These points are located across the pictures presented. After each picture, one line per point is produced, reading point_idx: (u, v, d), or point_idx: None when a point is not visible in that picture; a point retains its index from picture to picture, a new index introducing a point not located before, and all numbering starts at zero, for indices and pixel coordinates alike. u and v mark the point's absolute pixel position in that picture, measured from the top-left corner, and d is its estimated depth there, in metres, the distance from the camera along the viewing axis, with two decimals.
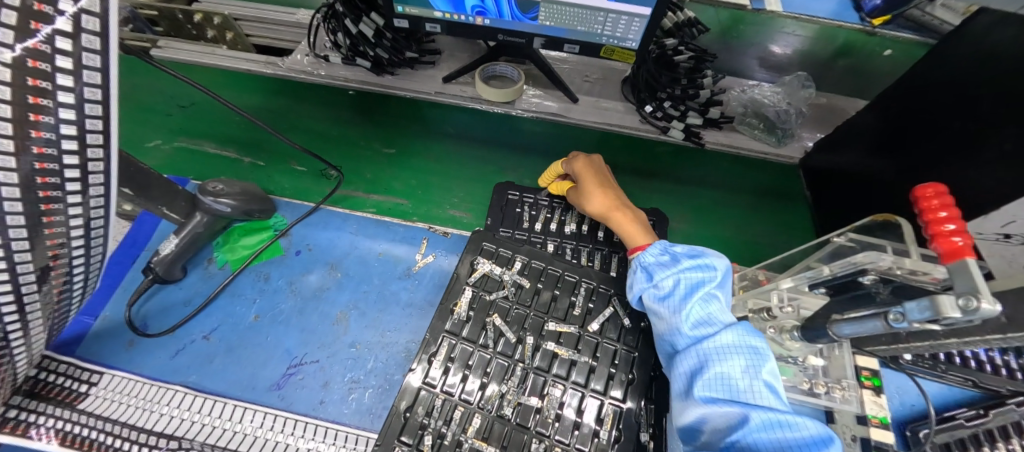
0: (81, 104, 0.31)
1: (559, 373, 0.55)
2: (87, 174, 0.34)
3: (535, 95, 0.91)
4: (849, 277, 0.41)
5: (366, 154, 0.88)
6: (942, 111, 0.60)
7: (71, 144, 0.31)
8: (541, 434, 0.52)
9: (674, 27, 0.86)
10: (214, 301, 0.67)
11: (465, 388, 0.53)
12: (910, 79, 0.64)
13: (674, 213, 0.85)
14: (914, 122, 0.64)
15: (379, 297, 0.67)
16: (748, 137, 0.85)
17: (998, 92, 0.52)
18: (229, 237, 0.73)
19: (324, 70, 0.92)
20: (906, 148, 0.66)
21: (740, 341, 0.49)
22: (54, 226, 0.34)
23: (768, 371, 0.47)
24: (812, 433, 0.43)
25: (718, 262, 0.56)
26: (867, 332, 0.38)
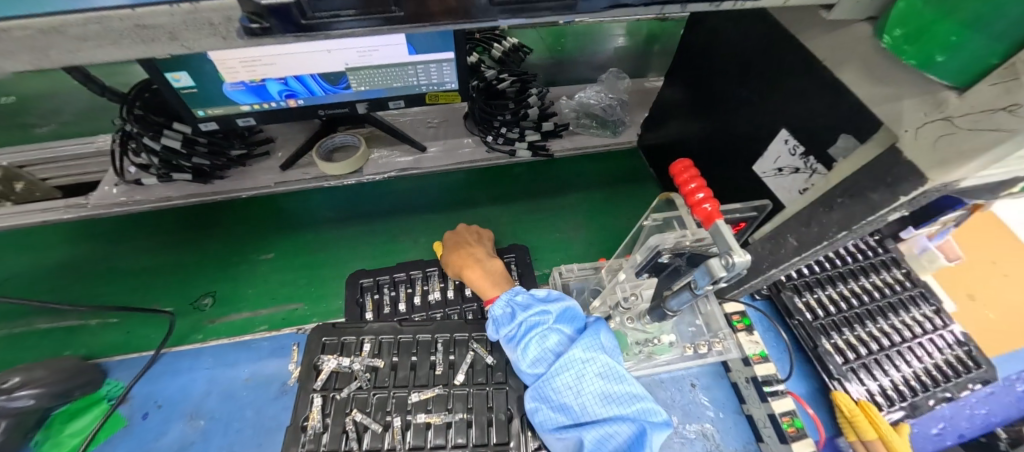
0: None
1: (438, 442, 0.52)
2: None
3: (383, 155, 0.90)
4: (655, 261, 0.44)
5: (244, 268, 0.78)
6: (711, 79, 0.69)
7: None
8: None
9: (503, 55, 0.95)
10: None
11: None
12: (687, 52, 0.73)
13: (548, 224, 0.88)
14: (699, 91, 0.73)
15: (257, 429, 0.60)
16: (588, 135, 0.94)
17: (733, 58, 0.62)
18: (48, 432, 0.59)
19: (142, 195, 0.82)
20: (698, 115, 0.75)
21: (576, 365, 0.49)
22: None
23: (598, 384, 0.48)
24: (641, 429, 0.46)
25: (557, 302, 0.55)
26: (688, 302, 0.41)
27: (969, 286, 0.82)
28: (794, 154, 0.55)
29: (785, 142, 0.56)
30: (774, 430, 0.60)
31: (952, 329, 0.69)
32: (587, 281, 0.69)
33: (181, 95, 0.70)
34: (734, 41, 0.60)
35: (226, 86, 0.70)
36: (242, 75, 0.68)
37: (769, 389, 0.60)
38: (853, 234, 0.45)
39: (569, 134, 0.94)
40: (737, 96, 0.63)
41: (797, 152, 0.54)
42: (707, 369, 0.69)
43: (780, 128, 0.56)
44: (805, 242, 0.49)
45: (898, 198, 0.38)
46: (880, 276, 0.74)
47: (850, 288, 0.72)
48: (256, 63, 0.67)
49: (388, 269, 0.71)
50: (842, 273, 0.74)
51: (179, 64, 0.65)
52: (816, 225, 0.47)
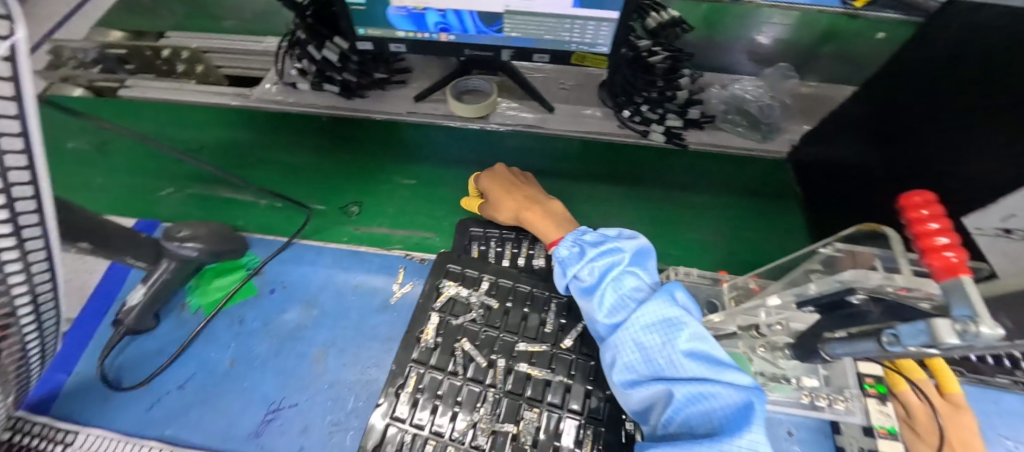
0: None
1: (534, 396, 0.53)
2: (27, 248, 0.29)
3: (510, 107, 0.89)
4: (835, 295, 0.38)
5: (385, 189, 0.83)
6: (924, 95, 0.58)
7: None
8: None
9: (658, 27, 0.82)
10: (188, 348, 0.65)
11: (443, 425, 0.51)
12: (901, 62, 0.62)
13: (668, 227, 0.80)
14: (901, 110, 0.62)
15: (357, 333, 0.65)
16: (731, 134, 0.83)
17: (980, 76, 0.50)
18: (202, 280, 0.70)
19: (294, 98, 0.90)
20: (890, 138, 0.64)
21: (660, 318, 0.50)
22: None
23: (690, 337, 0.48)
24: (741, 394, 0.44)
25: (631, 244, 0.57)
26: (864, 353, 0.35)
27: None
28: None
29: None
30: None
31: None
32: (700, 290, 0.63)
33: (349, 11, 0.73)
34: (994, 56, 0.49)
35: (391, 9, 0.72)
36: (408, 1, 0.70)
37: None
38: None
39: (712, 127, 0.84)
40: (970, 126, 0.52)
41: None
42: (810, 421, 0.61)
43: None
44: None
45: None
46: None
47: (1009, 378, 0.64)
48: None
49: (499, 225, 0.68)
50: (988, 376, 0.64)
51: None
52: None
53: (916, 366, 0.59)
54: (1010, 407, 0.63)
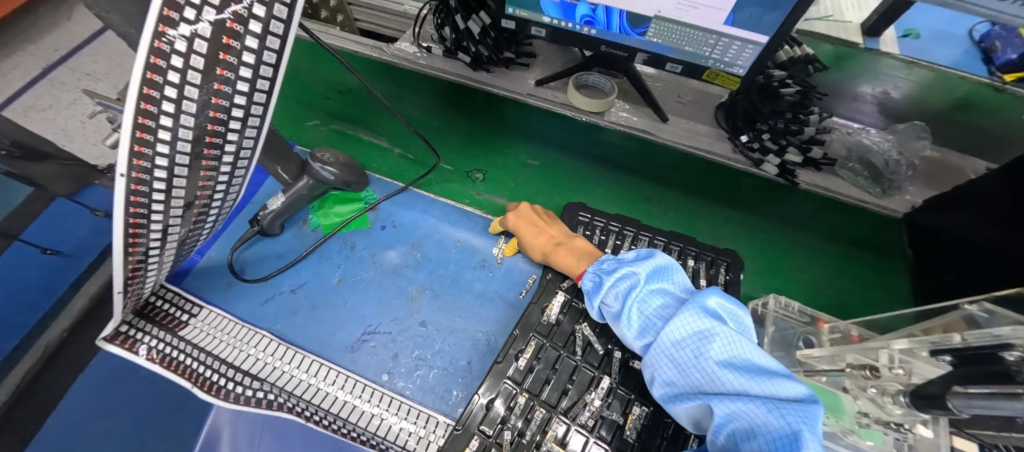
0: (261, 53, 0.37)
1: (642, 393, 0.53)
2: (253, 90, 0.40)
3: (624, 109, 0.91)
4: (986, 349, 0.38)
5: (512, 166, 0.96)
6: None
7: (243, 86, 0.38)
8: (602, 440, 0.50)
9: (789, 61, 0.78)
10: (304, 260, 0.72)
11: (547, 391, 0.53)
12: None
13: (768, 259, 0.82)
14: None
15: (453, 283, 0.69)
16: (847, 182, 0.80)
17: None
18: (324, 203, 0.77)
19: (426, 60, 0.96)
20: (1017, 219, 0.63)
21: (686, 335, 0.48)
22: (142, 159, 0.35)
23: (719, 351, 0.46)
24: (789, 409, 0.41)
25: (645, 261, 0.56)
26: (1004, 414, 0.34)
27: None
28: None
29: None
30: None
31: None
32: (789, 324, 0.63)
33: None
34: None
35: None
36: None
37: None
38: None
39: (828, 171, 0.83)
40: None
41: None
42: None
43: None
44: None
45: None
46: None
47: None
48: None
49: (606, 215, 0.70)
50: None
51: None
52: None
53: None
54: None
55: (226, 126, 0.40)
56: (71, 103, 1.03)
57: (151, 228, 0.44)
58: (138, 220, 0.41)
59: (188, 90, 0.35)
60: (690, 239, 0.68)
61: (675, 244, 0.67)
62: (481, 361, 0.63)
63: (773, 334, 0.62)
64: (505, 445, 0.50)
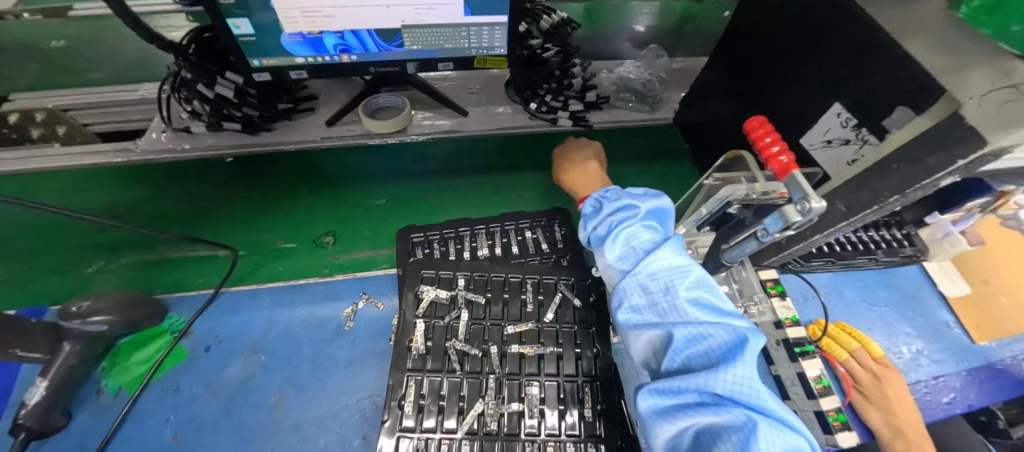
0: None
1: (532, 371, 0.56)
2: None
3: (425, 117, 0.92)
4: (720, 211, 0.46)
5: (360, 210, 0.82)
6: (753, 52, 0.72)
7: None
8: (511, 435, 0.52)
9: (551, 28, 0.89)
10: (118, 435, 0.57)
11: (445, 422, 0.51)
12: (736, 30, 0.74)
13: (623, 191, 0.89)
14: (750, 64, 0.73)
15: (315, 365, 0.62)
16: (626, 109, 0.94)
17: (788, 32, 0.63)
18: (116, 358, 0.62)
19: (190, 142, 0.83)
20: (741, 90, 0.77)
21: (667, 266, 0.49)
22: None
23: (700, 288, 0.47)
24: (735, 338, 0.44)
25: (651, 199, 0.55)
26: (749, 251, 0.45)
27: (985, 274, 0.86)
28: (846, 125, 0.57)
29: (837, 115, 0.58)
30: (816, 421, 0.62)
31: (902, 231, 0.85)
32: None
33: (239, 43, 0.70)
34: (798, 12, 0.60)
35: (285, 36, 0.71)
36: (301, 26, 0.69)
37: (799, 350, 0.65)
38: (901, 198, 0.48)
39: (609, 106, 0.95)
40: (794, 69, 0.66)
41: (849, 123, 0.56)
42: None
43: (834, 103, 0.58)
44: (852, 208, 0.53)
45: (954, 162, 0.40)
46: (879, 232, 0.84)
47: (868, 235, 0.84)
48: (318, 15, 0.68)
49: (438, 226, 0.69)
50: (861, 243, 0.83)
51: (241, 11, 0.65)
52: (866, 191, 0.50)
53: (844, 336, 0.71)
54: (867, 281, 0.84)
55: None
56: None
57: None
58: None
59: None
60: (520, 214, 0.72)
61: (509, 225, 0.70)
62: (377, 428, 0.58)
63: None
64: None
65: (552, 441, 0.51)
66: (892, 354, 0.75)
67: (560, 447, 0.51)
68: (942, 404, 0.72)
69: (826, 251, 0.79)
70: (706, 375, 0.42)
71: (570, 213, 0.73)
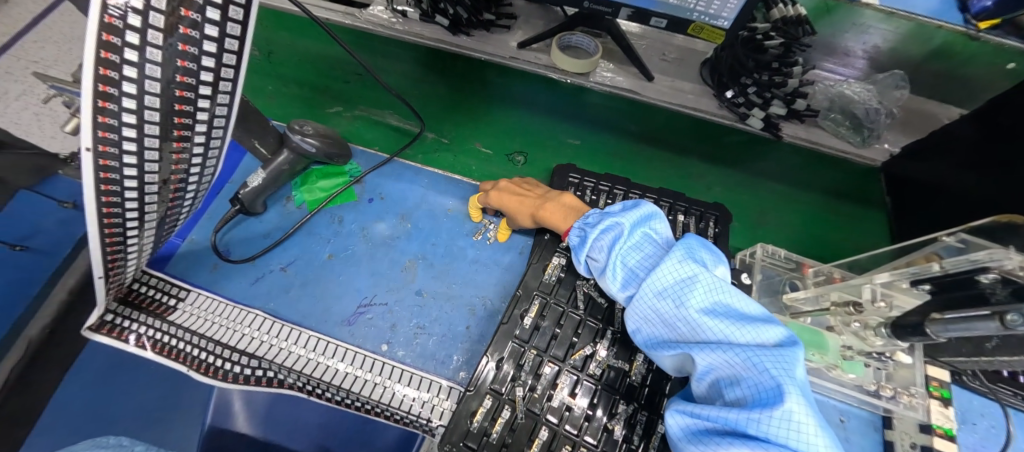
0: (143, 80, 0.35)
1: None
2: None
3: (608, 69, 0.89)
4: (965, 275, 0.40)
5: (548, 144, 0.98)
6: None
7: (210, 46, 0.38)
8: (609, 387, 0.54)
9: (782, 20, 0.78)
10: (292, 237, 0.70)
11: (555, 348, 0.56)
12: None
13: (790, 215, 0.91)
14: (1015, 134, 0.63)
15: (447, 250, 0.69)
16: (829, 133, 0.82)
17: None
18: (307, 178, 0.75)
19: (402, 25, 0.91)
20: (992, 162, 0.66)
21: (670, 286, 0.48)
22: (108, 129, 0.35)
23: (703, 302, 0.46)
24: (766, 355, 0.41)
25: (631, 212, 0.55)
26: (974, 333, 0.37)
27: None
28: None
29: None
30: None
31: None
32: (776, 272, 0.64)
33: None
34: None
35: None
36: None
37: None
38: None
39: (811, 123, 0.84)
40: None
41: None
42: (863, 414, 0.62)
43: None
44: None
45: None
46: None
47: None
48: None
49: (596, 175, 0.70)
50: None
51: None
52: None
53: None
54: None
55: (196, 92, 0.40)
56: (26, 90, 1.00)
57: (126, 209, 0.42)
58: (111, 198, 0.39)
59: (150, 53, 0.34)
60: (678, 195, 0.69)
61: (665, 201, 0.68)
62: (479, 326, 0.63)
63: (759, 282, 0.63)
64: (518, 401, 0.53)
65: (645, 411, 0.53)
66: None
67: (651, 419, 0.53)
68: None
69: (1022, 382, 0.63)
70: (740, 412, 0.38)
71: (733, 215, 0.67)
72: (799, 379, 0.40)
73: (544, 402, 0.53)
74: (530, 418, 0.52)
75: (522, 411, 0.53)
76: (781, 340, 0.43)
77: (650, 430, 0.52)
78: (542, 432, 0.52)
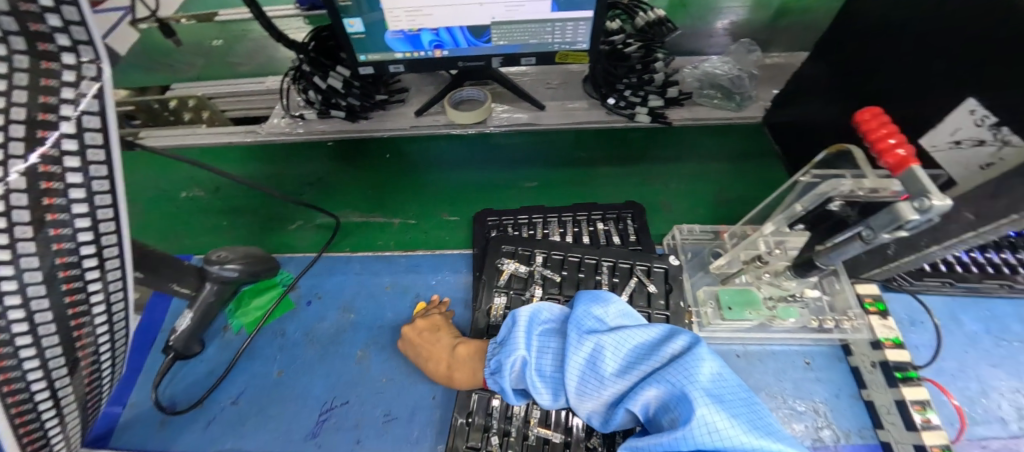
0: (35, 327, 0.28)
1: None
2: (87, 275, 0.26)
3: (503, 111, 0.96)
4: (819, 208, 0.44)
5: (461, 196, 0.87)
6: (871, 46, 0.65)
7: (87, 246, 0.30)
8: None
9: (647, 25, 0.92)
10: (236, 366, 0.68)
11: None
12: (855, 18, 0.67)
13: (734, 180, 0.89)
14: (866, 59, 0.67)
15: (395, 328, 0.69)
16: (708, 107, 0.92)
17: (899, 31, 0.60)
18: (240, 302, 0.74)
19: (303, 127, 0.97)
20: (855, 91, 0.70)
21: (588, 358, 0.49)
22: (14, 394, 0.28)
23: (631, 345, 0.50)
24: (669, 376, 0.44)
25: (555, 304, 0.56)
26: (851, 255, 0.41)
27: None
28: (982, 125, 0.49)
29: (971, 112, 0.50)
30: None
31: None
32: (703, 245, 0.67)
33: (351, 40, 0.80)
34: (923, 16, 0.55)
35: (388, 34, 0.79)
36: (403, 25, 0.77)
37: (900, 375, 0.57)
38: None
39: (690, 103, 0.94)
40: (915, 61, 0.57)
41: (986, 122, 0.49)
42: (824, 350, 0.66)
43: (968, 97, 0.50)
44: (986, 216, 0.45)
45: None
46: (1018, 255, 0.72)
47: (1008, 257, 0.71)
48: (418, 14, 0.75)
49: (512, 211, 0.73)
50: (999, 266, 0.71)
51: (355, 12, 0.75)
52: (1006, 197, 0.43)
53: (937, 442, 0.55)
54: (998, 313, 0.71)
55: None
56: None
57: None
58: None
59: None
60: (592, 206, 0.72)
61: (581, 215, 0.71)
62: (445, 392, 0.63)
63: (689, 260, 0.66)
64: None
65: None
66: None
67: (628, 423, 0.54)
68: None
69: (944, 270, 0.70)
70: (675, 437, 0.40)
71: (645, 208, 0.72)
72: (707, 381, 0.43)
73: (523, 443, 0.53)
74: None
75: None
76: (678, 350, 0.47)
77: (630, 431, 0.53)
78: None
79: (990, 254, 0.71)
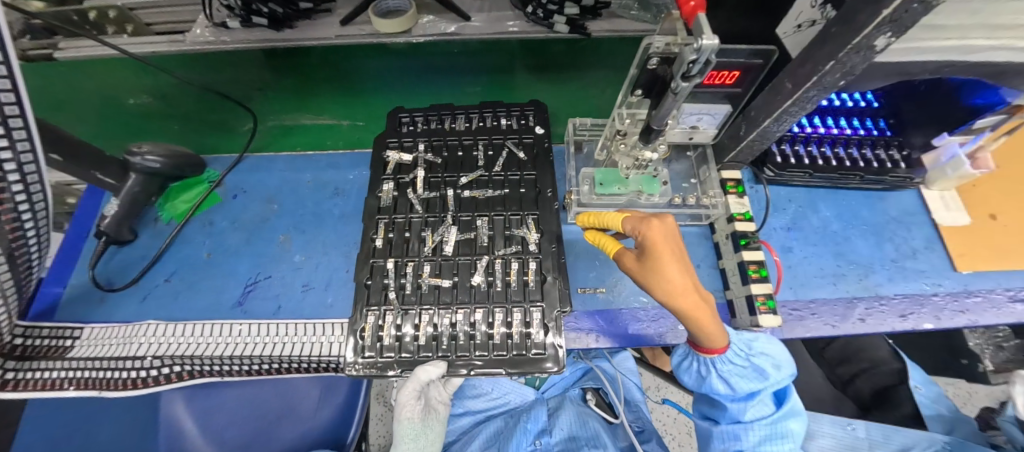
0: None
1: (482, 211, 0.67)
2: None
3: (429, 21, 0.94)
4: (646, 70, 0.49)
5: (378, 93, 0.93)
6: None
7: None
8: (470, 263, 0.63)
9: None
10: (167, 251, 0.74)
11: (417, 250, 0.64)
12: None
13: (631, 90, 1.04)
14: None
15: (314, 216, 0.76)
16: (626, 19, 0.94)
17: None
18: (169, 197, 0.78)
19: (228, 36, 0.89)
20: None
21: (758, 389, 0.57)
22: None
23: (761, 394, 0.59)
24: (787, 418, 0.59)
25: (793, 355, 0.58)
26: (671, 109, 0.49)
27: (992, 207, 0.79)
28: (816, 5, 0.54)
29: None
30: (746, 307, 0.65)
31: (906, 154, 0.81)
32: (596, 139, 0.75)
33: None
34: None
35: None
36: None
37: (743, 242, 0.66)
38: (839, 66, 0.47)
39: (609, 15, 0.95)
40: None
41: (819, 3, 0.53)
42: (693, 231, 0.75)
43: None
44: (799, 82, 0.52)
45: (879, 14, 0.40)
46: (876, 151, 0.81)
47: (863, 154, 0.80)
48: None
49: (423, 109, 0.77)
50: (853, 160, 0.80)
51: None
52: (810, 62, 0.50)
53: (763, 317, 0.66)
54: (851, 202, 0.81)
55: None
56: None
57: None
58: None
59: None
60: (497, 104, 0.77)
61: (485, 112, 0.76)
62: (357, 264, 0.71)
63: (581, 153, 0.75)
64: (394, 304, 0.60)
65: (500, 270, 0.63)
66: (858, 266, 0.75)
67: (508, 272, 0.63)
68: (898, 316, 0.70)
69: (806, 163, 0.79)
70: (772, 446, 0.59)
71: (546, 105, 0.77)
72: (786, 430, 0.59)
73: (417, 294, 0.61)
74: (409, 311, 0.60)
75: (400, 308, 0.60)
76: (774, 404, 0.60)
77: (509, 279, 0.62)
78: (424, 314, 0.60)
79: (848, 149, 0.80)
